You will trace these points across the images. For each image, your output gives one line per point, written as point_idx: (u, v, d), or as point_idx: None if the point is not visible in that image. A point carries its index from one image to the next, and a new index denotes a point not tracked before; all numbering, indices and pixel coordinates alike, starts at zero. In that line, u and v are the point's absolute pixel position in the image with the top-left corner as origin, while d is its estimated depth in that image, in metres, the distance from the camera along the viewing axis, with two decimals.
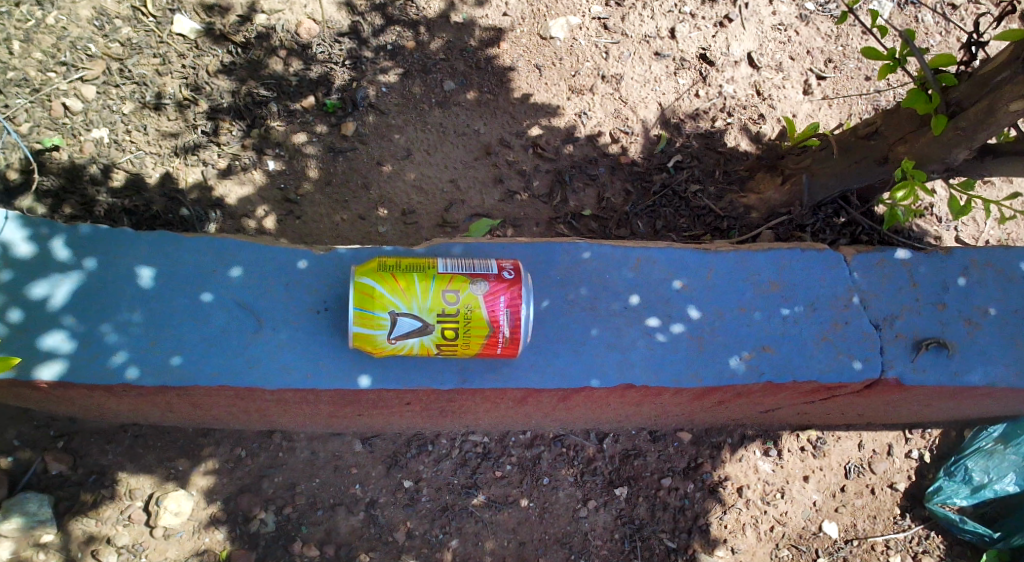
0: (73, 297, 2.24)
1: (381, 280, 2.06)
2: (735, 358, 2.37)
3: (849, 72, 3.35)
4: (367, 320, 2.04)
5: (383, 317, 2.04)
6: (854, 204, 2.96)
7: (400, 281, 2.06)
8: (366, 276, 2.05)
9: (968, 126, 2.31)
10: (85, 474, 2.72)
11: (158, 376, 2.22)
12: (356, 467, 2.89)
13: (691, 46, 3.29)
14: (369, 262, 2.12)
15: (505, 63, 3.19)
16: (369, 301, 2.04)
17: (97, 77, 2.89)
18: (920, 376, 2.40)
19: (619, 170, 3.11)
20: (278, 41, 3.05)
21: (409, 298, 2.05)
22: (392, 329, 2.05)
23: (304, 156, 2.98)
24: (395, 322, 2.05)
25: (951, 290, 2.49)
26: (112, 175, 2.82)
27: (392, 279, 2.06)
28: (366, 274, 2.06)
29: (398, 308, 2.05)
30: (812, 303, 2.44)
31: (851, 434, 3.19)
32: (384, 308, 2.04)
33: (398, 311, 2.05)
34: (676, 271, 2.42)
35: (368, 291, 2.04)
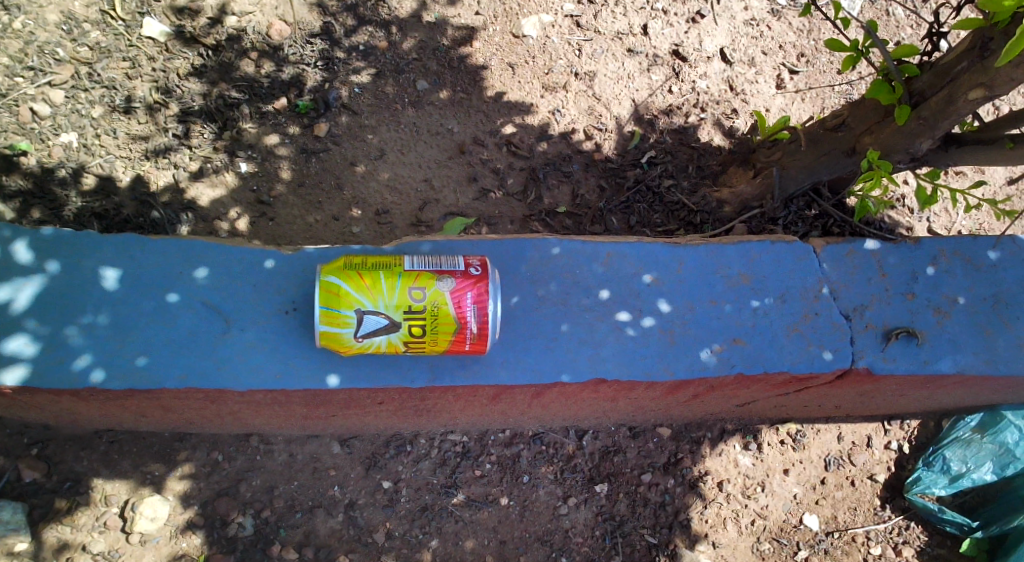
0: (37, 301, 2.22)
1: (347, 278, 2.06)
2: (706, 351, 2.38)
3: (821, 66, 3.37)
4: (333, 319, 2.04)
5: (349, 315, 2.04)
6: (825, 196, 2.97)
7: (367, 279, 2.06)
8: (331, 274, 2.05)
9: (930, 116, 2.33)
10: (60, 481, 2.70)
11: (124, 380, 2.21)
12: (335, 469, 2.88)
13: (664, 42, 3.30)
14: (336, 261, 2.12)
15: (478, 62, 3.19)
16: (335, 299, 2.04)
17: (65, 81, 2.88)
18: (890, 365, 2.41)
19: (593, 167, 3.11)
20: (249, 43, 3.04)
21: (375, 296, 2.05)
22: (358, 327, 2.05)
23: (277, 158, 2.97)
24: (361, 320, 2.05)
25: (920, 280, 2.50)
26: (82, 179, 2.80)
27: (358, 277, 2.06)
28: (331, 272, 2.05)
29: (364, 306, 2.05)
30: (781, 295, 2.45)
31: (830, 427, 3.20)
32: (350, 307, 2.04)
33: (364, 309, 2.05)
34: (646, 266, 2.43)
35: (333, 289, 2.04)
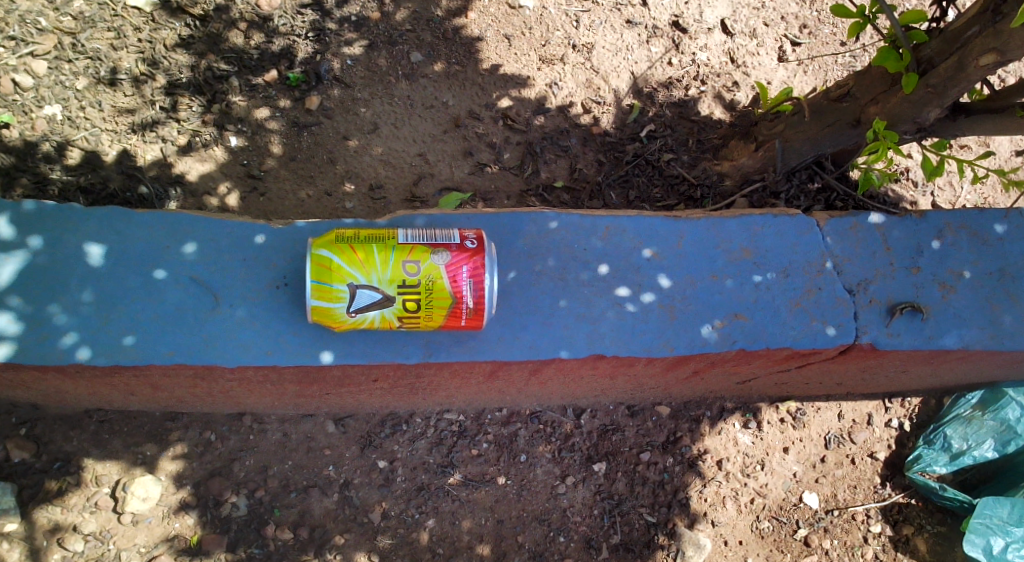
0: (19, 277, 2.16)
1: (339, 252, 2.00)
2: (707, 327, 2.33)
3: (824, 38, 3.30)
4: (325, 294, 1.98)
5: (341, 290, 1.99)
6: (828, 169, 2.92)
7: (359, 253, 2.00)
8: (322, 248, 2.00)
9: (939, 83, 2.27)
10: (50, 461, 2.66)
11: (111, 357, 2.15)
12: (330, 448, 2.84)
13: (664, 13, 3.23)
14: (327, 234, 2.06)
15: (473, 33, 3.12)
16: (327, 274, 1.98)
17: (47, 52, 2.80)
18: (894, 340, 2.37)
19: (591, 141, 3.05)
20: (238, 13, 2.96)
21: (368, 270, 1.99)
22: (351, 302, 2.00)
23: (267, 132, 2.90)
24: (354, 294, 1.99)
25: (925, 254, 2.45)
26: (67, 153, 2.73)
27: (350, 251, 2.00)
28: (323, 246, 2.00)
29: (357, 280, 1.99)
30: (784, 270, 2.39)
31: (830, 405, 3.17)
32: (343, 281, 1.98)
33: (357, 284, 1.99)
34: (646, 240, 2.37)
35: (325, 263, 1.98)
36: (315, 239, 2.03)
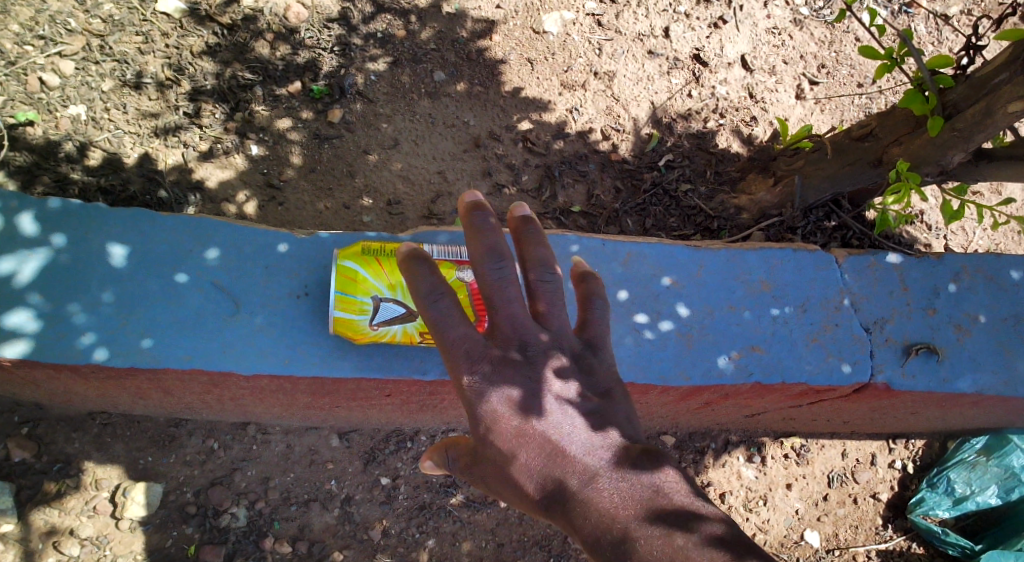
0: (41, 274, 2.15)
1: (364, 264, 2.00)
2: (724, 358, 2.31)
3: (841, 78, 3.35)
4: (349, 305, 1.98)
5: (366, 302, 1.98)
6: (845, 208, 2.92)
7: (385, 266, 2.01)
8: (348, 259, 2.00)
9: (964, 127, 2.27)
10: (49, 462, 2.61)
11: (127, 358, 2.13)
12: (332, 462, 2.81)
13: (685, 46, 3.28)
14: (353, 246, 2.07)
15: (496, 56, 3.16)
16: (352, 285, 1.98)
17: (75, 53, 2.81)
18: (909, 381, 2.36)
19: (609, 167, 3.07)
20: (265, 24, 2.99)
21: (393, 283, 1.99)
22: (374, 315, 1.99)
23: (288, 142, 2.91)
24: (378, 307, 1.99)
25: (942, 296, 2.45)
26: (89, 154, 2.72)
27: (376, 263, 2.01)
28: (348, 258, 2.00)
29: (381, 293, 1.99)
30: (802, 304, 2.39)
31: (835, 443, 3.17)
32: (367, 293, 1.98)
33: (381, 296, 1.99)
34: (665, 267, 2.37)
35: (350, 274, 1.99)
36: (341, 250, 2.04)
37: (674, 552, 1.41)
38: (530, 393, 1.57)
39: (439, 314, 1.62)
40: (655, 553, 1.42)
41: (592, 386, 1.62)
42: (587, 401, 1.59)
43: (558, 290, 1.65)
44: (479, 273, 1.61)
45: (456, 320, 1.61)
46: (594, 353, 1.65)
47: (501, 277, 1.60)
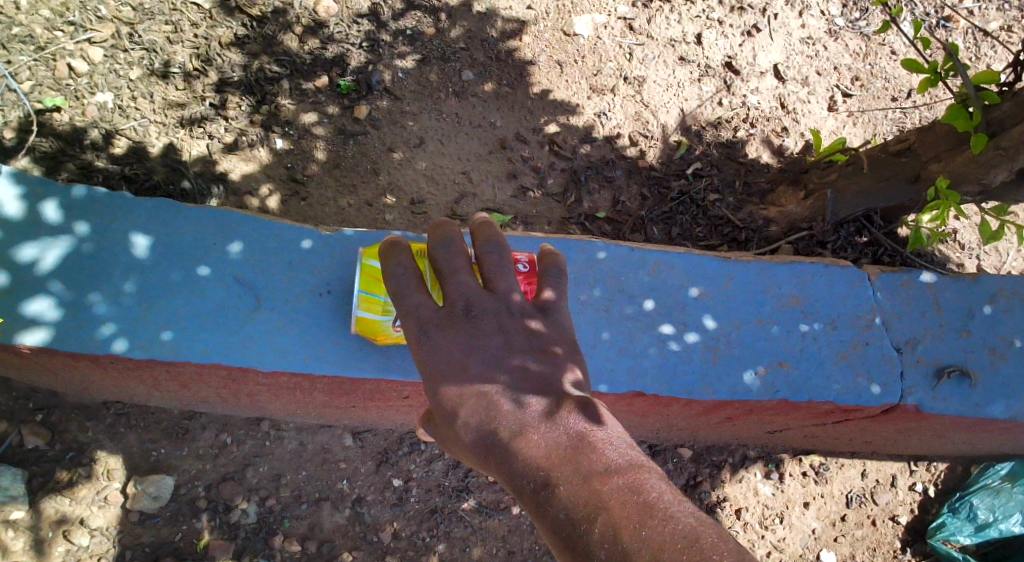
0: (64, 262, 2.13)
1: None
2: (750, 373, 2.26)
3: (875, 92, 3.29)
4: (373, 304, 1.94)
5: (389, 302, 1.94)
6: (877, 224, 2.86)
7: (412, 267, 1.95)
8: (373, 258, 1.96)
9: (1010, 146, 2.22)
10: (62, 450, 2.59)
11: (147, 350, 2.10)
12: (345, 462, 2.79)
13: (717, 54, 3.24)
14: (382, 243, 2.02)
15: (525, 57, 3.13)
16: (375, 284, 1.94)
17: (105, 40, 2.79)
18: (940, 405, 2.30)
19: (636, 174, 3.03)
20: (295, 17, 2.97)
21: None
22: None
23: (313, 137, 2.89)
24: None
25: (976, 318, 2.39)
26: (114, 142, 2.69)
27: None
28: (373, 257, 1.96)
29: None
30: (832, 321, 2.34)
31: (855, 462, 3.12)
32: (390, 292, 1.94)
33: None
34: (693, 278, 2.33)
35: (374, 274, 1.95)
36: (367, 249, 2.00)
37: (590, 496, 1.34)
38: (475, 352, 1.56)
39: (399, 285, 1.64)
40: (573, 498, 1.35)
41: (539, 346, 1.60)
42: (527, 356, 1.57)
43: (510, 261, 1.65)
44: (433, 249, 1.65)
45: (411, 290, 1.63)
46: (547, 319, 1.65)
47: (450, 251, 1.63)
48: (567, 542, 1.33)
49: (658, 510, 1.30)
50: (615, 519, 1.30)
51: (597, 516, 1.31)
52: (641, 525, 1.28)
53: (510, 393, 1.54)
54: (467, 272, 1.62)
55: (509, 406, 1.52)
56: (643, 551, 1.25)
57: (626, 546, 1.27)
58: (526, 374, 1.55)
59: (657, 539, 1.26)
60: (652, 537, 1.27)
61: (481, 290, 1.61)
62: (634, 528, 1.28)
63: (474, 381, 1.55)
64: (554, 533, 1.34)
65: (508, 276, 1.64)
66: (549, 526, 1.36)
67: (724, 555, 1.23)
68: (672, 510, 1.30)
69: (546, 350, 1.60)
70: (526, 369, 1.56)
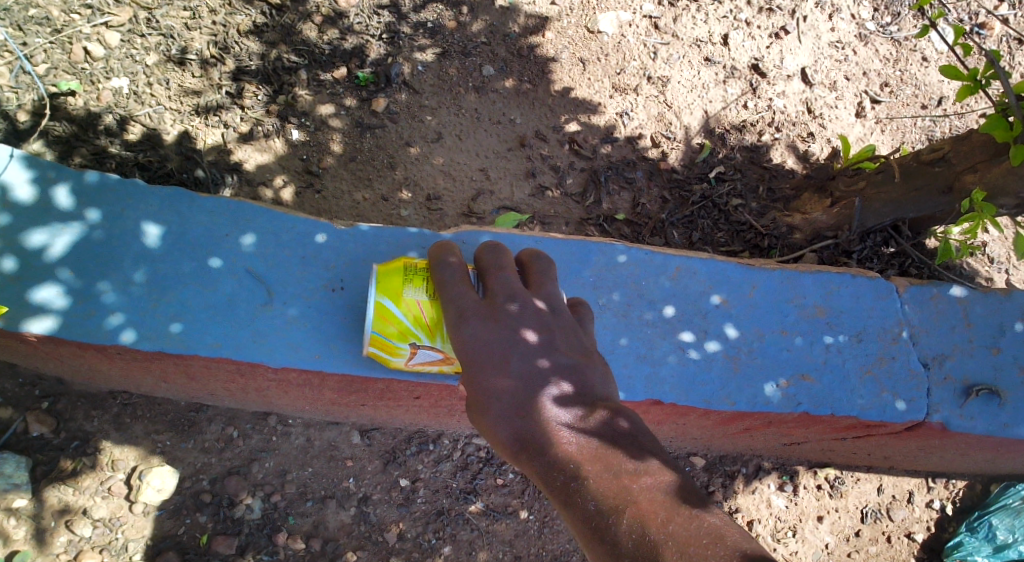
0: (74, 250, 2.09)
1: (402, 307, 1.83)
2: (771, 385, 2.20)
3: (904, 99, 3.21)
4: (386, 348, 1.85)
5: (402, 347, 1.85)
6: (905, 234, 2.77)
7: (427, 314, 1.83)
8: (385, 297, 1.84)
9: None
10: (67, 439, 2.55)
11: (155, 342, 2.06)
12: (352, 460, 2.74)
13: (744, 55, 3.17)
14: (394, 273, 1.87)
15: (547, 53, 3.07)
16: (389, 329, 1.84)
17: (122, 24, 2.76)
18: (967, 423, 2.22)
19: (657, 176, 2.97)
20: (314, 7, 2.93)
21: (433, 332, 1.84)
22: (411, 358, 1.86)
23: (330, 129, 2.84)
24: (415, 353, 1.85)
25: (1007, 335, 2.31)
26: (128, 128, 2.65)
27: (418, 309, 1.83)
28: (387, 296, 1.84)
29: (419, 341, 1.84)
30: (857, 333, 2.27)
31: (871, 477, 3.04)
32: (405, 339, 1.84)
33: (418, 344, 1.84)
34: (716, 285, 2.26)
35: (387, 317, 1.84)
36: (380, 283, 1.86)
37: (620, 490, 1.47)
38: (513, 347, 1.71)
39: (444, 276, 1.83)
40: (602, 491, 1.48)
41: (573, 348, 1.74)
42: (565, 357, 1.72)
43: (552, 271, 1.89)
44: (483, 253, 1.90)
45: (456, 282, 1.82)
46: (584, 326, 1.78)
47: (497, 254, 1.88)
48: (594, 531, 1.46)
49: (684, 509, 1.43)
50: (644, 513, 1.43)
51: (626, 509, 1.45)
52: (668, 520, 1.42)
53: (545, 388, 1.66)
54: (510, 271, 1.85)
55: (543, 400, 1.64)
56: (670, 544, 1.38)
57: (654, 538, 1.40)
58: (558, 373, 1.68)
59: (684, 535, 1.39)
60: (679, 532, 1.40)
61: (522, 289, 1.82)
62: (662, 523, 1.41)
63: (508, 370, 1.68)
64: (583, 523, 1.47)
65: (547, 281, 1.86)
66: (578, 513, 1.49)
67: (746, 555, 1.36)
68: (699, 510, 1.43)
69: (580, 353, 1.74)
70: (559, 368, 1.69)
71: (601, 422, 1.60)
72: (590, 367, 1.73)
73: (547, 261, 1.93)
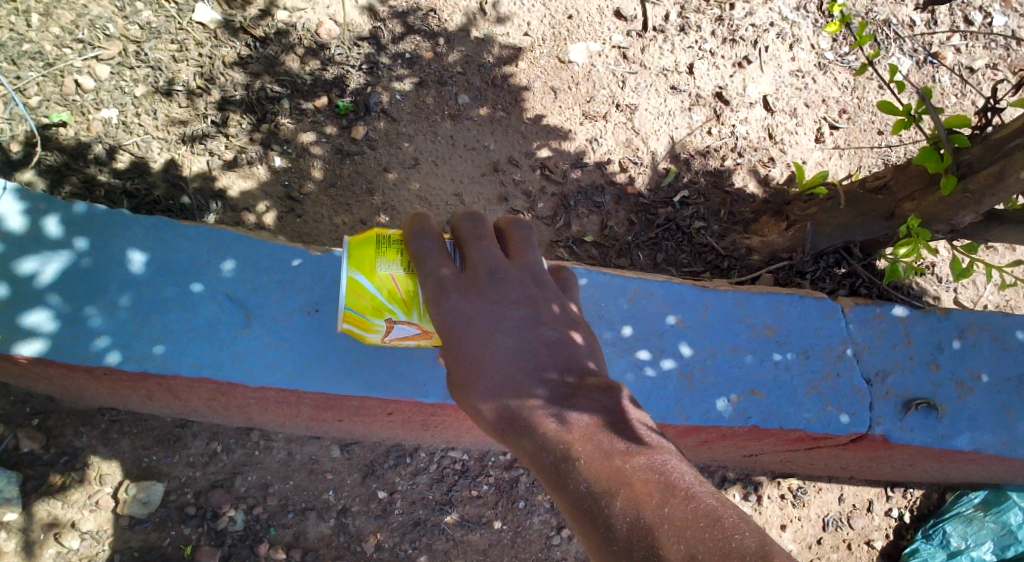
0: (62, 276, 2.21)
1: (376, 283, 1.82)
2: (723, 400, 2.33)
3: (861, 124, 3.36)
4: (361, 324, 1.85)
5: (378, 323, 1.84)
6: (857, 256, 2.92)
7: (401, 287, 1.83)
8: (358, 272, 1.83)
9: (976, 190, 2.25)
10: (56, 455, 2.66)
11: (139, 363, 2.18)
12: (332, 473, 2.86)
13: (708, 84, 3.32)
14: (366, 247, 1.85)
15: (520, 82, 3.22)
16: (363, 305, 1.83)
17: (112, 57, 2.89)
18: (907, 435, 2.36)
19: (625, 200, 3.11)
20: (297, 39, 3.07)
21: (408, 307, 1.83)
22: (387, 334, 1.86)
23: (311, 156, 2.97)
24: (391, 328, 1.85)
25: (946, 352, 2.45)
26: (117, 157, 2.79)
27: (392, 283, 1.83)
28: (360, 271, 1.83)
29: (395, 316, 1.84)
30: (805, 351, 2.41)
31: (832, 487, 3.17)
32: (380, 314, 1.83)
33: (395, 319, 1.84)
34: (672, 306, 2.40)
35: (361, 292, 1.83)
36: (352, 257, 1.84)
37: (614, 473, 1.46)
38: (498, 322, 1.70)
39: (421, 248, 1.79)
40: (594, 473, 1.47)
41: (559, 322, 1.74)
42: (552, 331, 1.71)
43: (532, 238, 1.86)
44: (459, 221, 1.84)
45: (435, 255, 1.78)
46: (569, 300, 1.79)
47: (475, 223, 1.83)
48: (587, 514, 1.44)
49: (679, 490, 1.41)
50: (637, 494, 1.41)
51: (619, 492, 1.42)
52: (663, 502, 1.39)
53: (533, 365, 1.67)
54: (490, 240, 1.81)
55: (530, 376, 1.65)
56: (666, 527, 1.35)
57: (648, 521, 1.37)
58: (546, 348, 1.69)
59: (680, 517, 1.36)
60: (674, 514, 1.37)
61: (504, 261, 1.78)
62: (657, 505, 1.38)
63: (495, 347, 1.68)
64: (575, 506, 1.46)
65: (529, 249, 1.83)
66: (569, 496, 1.48)
67: (746, 538, 1.32)
68: (694, 491, 1.40)
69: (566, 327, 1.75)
70: (546, 343, 1.70)
71: (590, 400, 1.59)
72: (578, 342, 1.74)
73: (528, 227, 1.89)
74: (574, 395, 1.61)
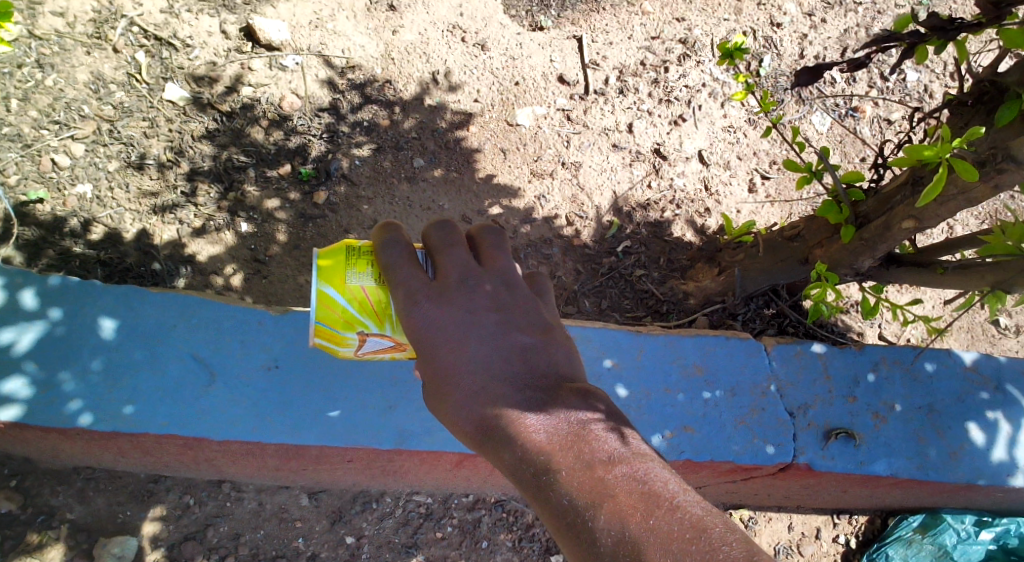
0: (38, 344, 2.38)
1: (345, 296, 1.95)
2: (659, 437, 2.52)
3: (791, 174, 3.62)
4: (334, 338, 1.96)
5: (350, 335, 1.96)
6: (784, 297, 3.20)
7: (371, 297, 1.95)
8: (328, 285, 1.95)
9: (870, 237, 2.49)
10: (34, 514, 2.79)
11: (111, 423, 2.34)
12: (301, 521, 3.00)
13: (647, 141, 3.58)
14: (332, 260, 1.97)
15: (472, 145, 3.45)
16: (334, 318, 1.94)
17: (86, 137, 3.10)
18: (829, 463, 2.57)
19: (571, 252, 3.34)
20: (261, 112, 3.29)
21: (380, 319, 1.95)
22: (359, 347, 1.98)
23: (275, 221, 3.17)
24: (363, 341, 1.97)
25: (861, 384, 2.67)
26: (91, 230, 2.98)
27: (362, 293, 1.95)
28: (330, 283, 1.95)
29: (367, 328, 1.95)
30: (731, 388, 2.62)
31: (782, 516, 3.35)
32: (352, 327, 1.95)
33: (367, 331, 1.96)
34: (608, 351, 2.59)
35: (331, 306, 1.95)
36: (321, 271, 1.97)
37: (596, 483, 1.57)
38: (471, 329, 1.82)
39: (391, 259, 1.91)
40: (574, 484, 1.58)
41: (532, 327, 1.85)
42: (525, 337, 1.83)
43: (502, 245, 1.99)
44: (430, 231, 1.97)
45: (405, 264, 1.90)
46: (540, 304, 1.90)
47: (445, 232, 1.95)
48: (571, 524, 1.55)
49: (664, 502, 1.51)
50: (622, 507, 1.52)
51: (603, 505, 1.53)
52: (648, 514, 1.49)
53: (508, 372, 1.77)
54: (462, 248, 1.93)
55: (505, 383, 1.76)
56: (651, 539, 1.46)
57: (633, 533, 1.48)
58: (520, 354, 1.80)
59: (665, 528, 1.47)
60: (660, 526, 1.47)
61: (475, 269, 1.91)
62: (643, 517, 1.49)
63: (470, 356, 1.80)
64: (556, 516, 1.57)
65: (500, 256, 1.96)
66: (550, 504, 1.59)
67: (733, 550, 1.41)
68: (678, 501, 1.51)
69: (540, 330, 1.86)
70: (520, 349, 1.81)
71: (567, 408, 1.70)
72: (553, 346, 1.84)
73: (498, 235, 2.01)
74: (549, 400, 1.72)
